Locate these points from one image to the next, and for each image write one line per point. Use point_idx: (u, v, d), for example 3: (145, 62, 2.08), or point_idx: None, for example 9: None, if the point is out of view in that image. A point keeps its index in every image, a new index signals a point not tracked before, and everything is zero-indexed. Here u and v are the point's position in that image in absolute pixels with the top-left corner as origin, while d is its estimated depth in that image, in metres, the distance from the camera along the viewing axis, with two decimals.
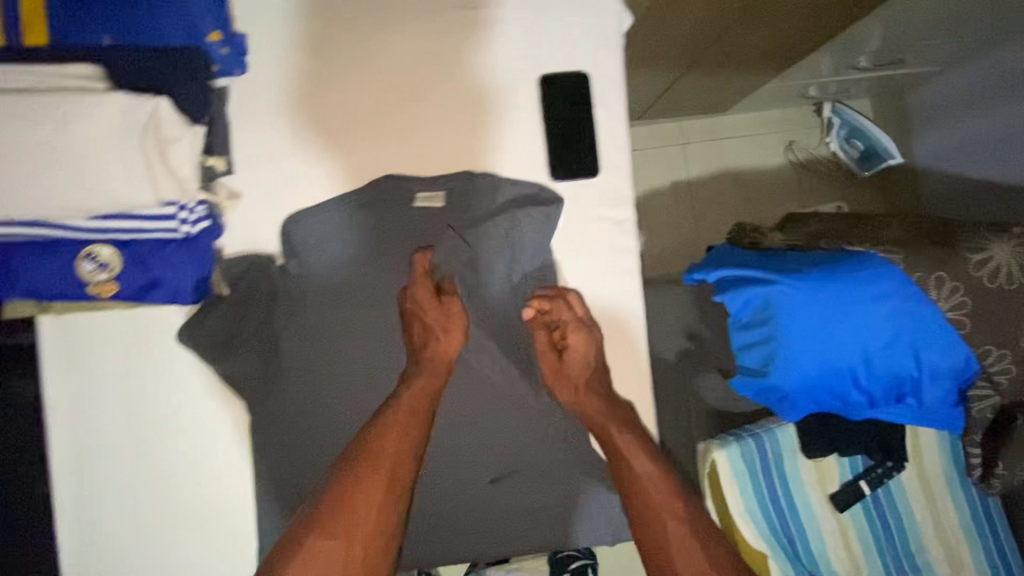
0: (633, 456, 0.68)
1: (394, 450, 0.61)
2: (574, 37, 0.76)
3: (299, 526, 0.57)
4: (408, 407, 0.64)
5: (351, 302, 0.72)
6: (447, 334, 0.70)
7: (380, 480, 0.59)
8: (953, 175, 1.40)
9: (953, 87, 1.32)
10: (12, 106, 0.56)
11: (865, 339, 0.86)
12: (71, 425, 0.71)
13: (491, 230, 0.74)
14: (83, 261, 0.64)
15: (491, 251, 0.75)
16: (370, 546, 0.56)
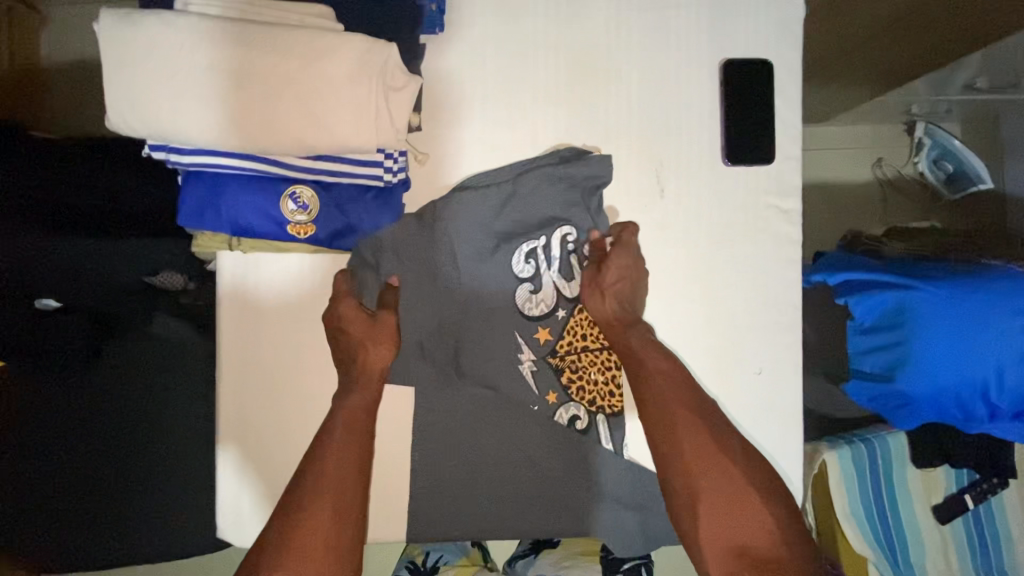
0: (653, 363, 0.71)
1: (336, 475, 0.64)
2: (759, 27, 0.77)
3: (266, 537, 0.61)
4: (349, 415, 0.68)
5: (436, 284, 0.72)
6: (375, 346, 0.69)
7: (325, 506, 0.62)
8: None
9: None
10: (261, 40, 0.57)
11: (999, 351, 0.86)
12: (239, 365, 0.71)
13: (531, 217, 0.74)
14: (287, 200, 0.64)
15: (539, 237, 0.74)
16: (325, 563, 0.60)
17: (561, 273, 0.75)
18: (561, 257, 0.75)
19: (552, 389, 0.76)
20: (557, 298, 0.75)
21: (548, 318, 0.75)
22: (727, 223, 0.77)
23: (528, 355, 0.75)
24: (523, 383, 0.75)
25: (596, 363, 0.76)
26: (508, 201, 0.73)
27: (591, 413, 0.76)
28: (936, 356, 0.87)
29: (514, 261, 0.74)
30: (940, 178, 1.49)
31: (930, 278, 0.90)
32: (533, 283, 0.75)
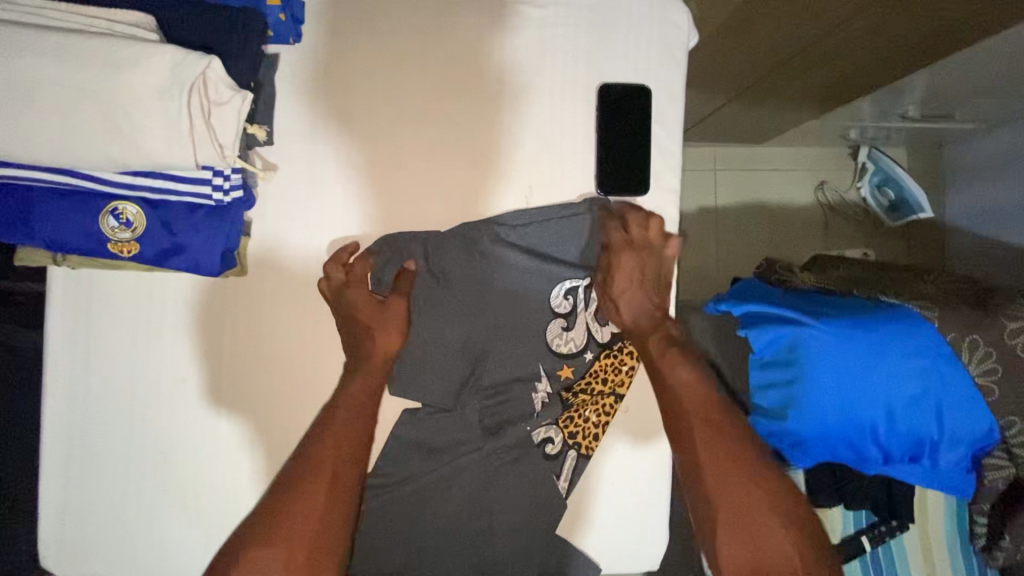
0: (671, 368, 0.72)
1: (332, 462, 0.65)
2: (637, 51, 0.74)
3: (249, 524, 0.62)
4: (353, 401, 0.69)
5: (456, 306, 0.74)
6: (386, 335, 0.71)
7: (319, 489, 0.63)
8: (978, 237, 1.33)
9: (989, 150, 1.26)
10: (54, 46, 0.53)
11: (890, 393, 0.82)
12: (71, 384, 0.70)
13: (567, 252, 0.75)
14: (107, 217, 0.61)
15: (568, 272, 0.75)
16: (312, 552, 0.60)
17: (597, 317, 0.76)
18: (599, 300, 0.76)
19: (548, 418, 0.76)
20: (588, 340, 0.77)
21: (574, 356, 0.76)
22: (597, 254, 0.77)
23: (545, 386, 0.76)
24: (529, 408, 0.76)
25: (598, 405, 0.76)
26: (552, 236, 0.74)
27: (565, 444, 0.76)
28: (829, 394, 0.83)
29: (553, 294, 0.75)
30: (883, 204, 1.49)
31: (828, 313, 0.86)
32: (567, 319, 0.76)
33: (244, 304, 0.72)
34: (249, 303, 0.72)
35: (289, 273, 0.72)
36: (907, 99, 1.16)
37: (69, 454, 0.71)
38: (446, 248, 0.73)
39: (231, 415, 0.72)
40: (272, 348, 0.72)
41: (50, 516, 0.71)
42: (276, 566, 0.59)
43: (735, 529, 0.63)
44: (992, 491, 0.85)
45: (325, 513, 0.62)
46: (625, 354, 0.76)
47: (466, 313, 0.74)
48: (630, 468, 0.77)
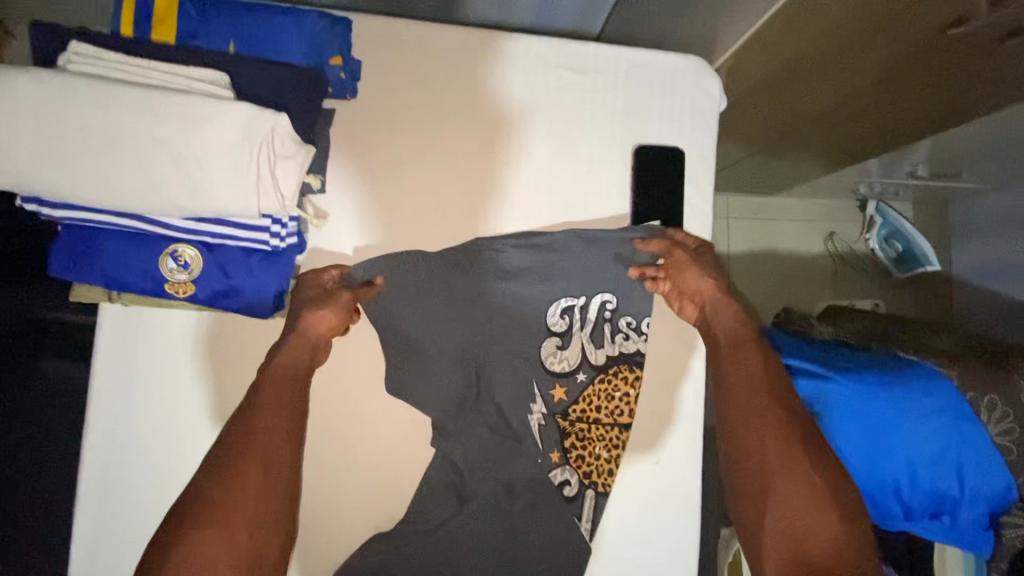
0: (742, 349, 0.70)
1: (271, 434, 0.60)
2: (670, 114, 0.80)
3: (173, 516, 0.54)
4: (284, 374, 0.65)
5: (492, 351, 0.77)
6: (321, 311, 0.68)
7: (259, 467, 0.57)
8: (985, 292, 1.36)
9: (995, 208, 1.30)
10: (137, 100, 0.56)
11: (910, 449, 0.84)
12: (112, 418, 0.71)
13: (557, 272, 0.77)
14: (166, 259, 0.63)
15: (552, 290, 0.77)
16: (257, 529, 0.55)
17: (592, 339, 0.78)
18: (595, 321, 0.78)
19: (554, 449, 0.77)
20: (582, 361, 0.78)
21: (568, 376, 0.77)
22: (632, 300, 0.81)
23: (539, 409, 0.77)
24: (529, 435, 0.76)
25: (604, 438, 0.78)
26: (541, 257, 0.76)
27: (582, 485, 0.77)
28: (854, 446, 0.85)
29: (550, 314, 0.77)
30: (892, 256, 1.55)
31: (851, 371, 0.88)
32: (562, 339, 0.77)
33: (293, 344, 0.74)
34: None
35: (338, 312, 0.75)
36: (915, 160, 1.21)
37: (106, 490, 0.71)
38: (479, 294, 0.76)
39: None
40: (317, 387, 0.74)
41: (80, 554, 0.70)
42: (220, 551, 0.52)
43: (789, 504, 0.58)
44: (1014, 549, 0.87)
45: (270, 487, 0.57)
46: (619, 378, 0.78)
47: (486, 344, 0.76)
48: (656, 517, 0.78)
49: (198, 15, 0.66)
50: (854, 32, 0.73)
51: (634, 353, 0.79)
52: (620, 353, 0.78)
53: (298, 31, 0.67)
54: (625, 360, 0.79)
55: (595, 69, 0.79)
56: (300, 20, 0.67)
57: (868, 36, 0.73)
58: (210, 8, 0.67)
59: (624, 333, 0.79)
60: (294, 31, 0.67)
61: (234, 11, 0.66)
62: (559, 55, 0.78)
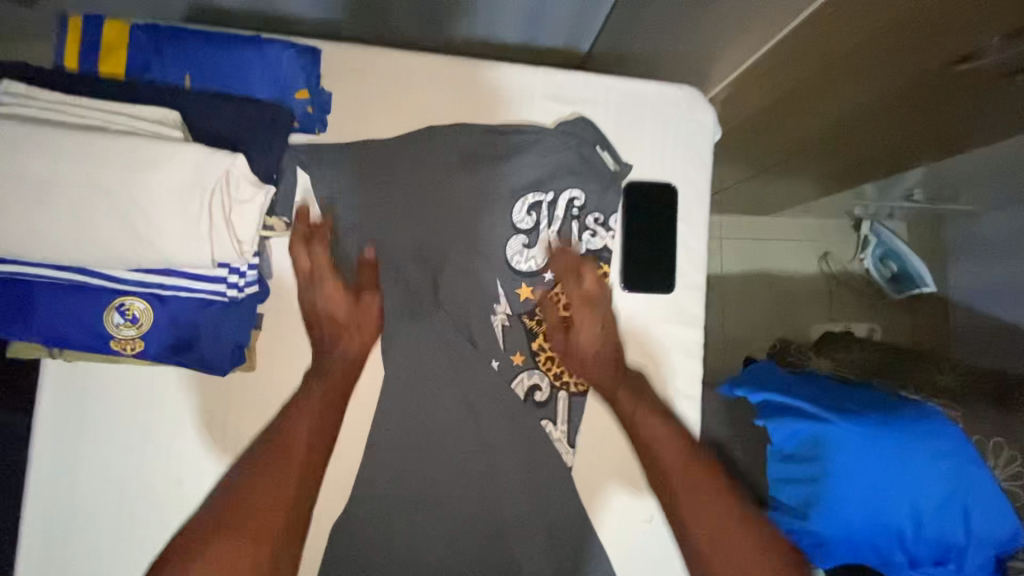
0: (646, 422, 0.66)
1: (304, 438, 0.58)
2: (661, 146, 0.75)
3: (199, 526, 0.52)
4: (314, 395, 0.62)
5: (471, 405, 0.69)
6: (358, 331, 0.65)
7: (284, 473, 0.55)
8: None
9: None
10: (73, 145, 0.51)
11: (916, 496, 0.81)
12: (55, 485, 0.65)
13: (532, 156, 0.71)
14: (112, 313, 0.57)
15: (524, 167, 0.70)
16: (279, 545, 0.52)
17: (560, 237, 0.71)
18: (563, 218, 0.71)
19: (520, 351, 0.70)
20: (549, 261, 0.71)
21: (534, 276, 0.71)
22: (623, 345, 0.73)
23: (504, 309, 0.70)
24: (490, 334, 0.70)
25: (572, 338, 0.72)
26: (512, 146, 0.71)
27: (553, 388, 0.70)
28: (852, 495, 0.83)
29: (515, 210, 0.70)
30: (887, 276, 1.52)
31: (848, 412, 0.86)
32: (528, 237, 0.71)
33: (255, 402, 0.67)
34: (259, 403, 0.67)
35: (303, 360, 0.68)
36: (915, 183, 1.19)
37: (49, 565, 0.64)
38: (457, 341, 0.69)
39: None
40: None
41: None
42: (242, 559, 0.50)
43: None
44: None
45: (296, 496, 0.55)
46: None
47: (442, 324, 0.69)
48: None
49: (150, 45, 0.61)
50: (859, 64, 0.66)
51: (603, 250, 0.72)
52: (587, 250, 0.72)
53: (260, 63, 0.62)
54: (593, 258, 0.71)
55: (583, 100, 0.74)
56: (264, 52, 0.62)
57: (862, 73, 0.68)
58: (164, 38, 0.61)
59: (591, 230, 0.72)
60: (256, 64, 0.62)
61: (191, 42, 0.61)
62: (545, 84, 0.73)
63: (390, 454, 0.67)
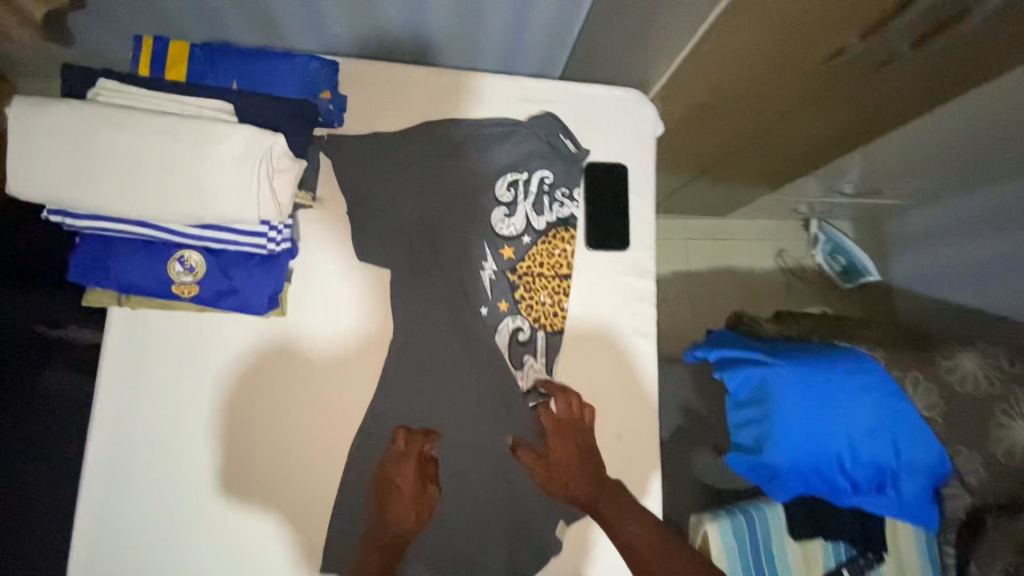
0: (623, 522, 0.71)
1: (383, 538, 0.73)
2: (615, 134, 0.92)
3: None
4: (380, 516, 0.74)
5: (466, 345, 0.82)
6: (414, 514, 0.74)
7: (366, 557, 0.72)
8: (928, 298, 1.49)
9: (931, 220, 1.46)
10: (153, 124, 0.65)
11: (852, 427, 0.95)
12: (115, 419, 0.77)
13: (508, 143, 0.86)
14: (174, 263, 0.71)
15: (502, 151, 0.86)
16: None
17: (535, 208, 0.86)
18: (537, 193, 0.86)
19: (504, 299, 0.84)
20: (526, 227, 0.86)
21: (514, 239, 0.85)
22: (589, 294, 0.87)
23: (491, 265, 0.84)
24: (479, 286, 0.84)
25: (547, 287, 0.85)
26: (492, 134, 0.86)
27: (532, 329, 0.84)
28: (797, 430, 0.96)
29: (497, 186, 0.85)
30: (837, 269, 1.67)
31: (788, 355, 1.00)
32: (509, 208, 0.85)
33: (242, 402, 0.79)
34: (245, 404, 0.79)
35: (278, 371, 0.80)
36: (846, 179, 1.37)
37: (109, 487, 0.76)
38: (452, 292, 0.83)
39: (264, 452, 0.78)
40: (264, 439, 0.79)
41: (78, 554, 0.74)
42: None
43: None
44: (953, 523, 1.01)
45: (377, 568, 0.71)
46: (558, 239, 0.86)
47: (439, 278, 0.83)
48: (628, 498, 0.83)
49: (205, 58, 0.78)
50: (763, 67, 0.84)
51: (570, 217, 0.87)
52: (556, 218, 0.87)
53: (294, 72, 0.79)
54: (563, 224, 0.87)
55: (550, 99, 0.91)
56: (297, 63, 0.80)
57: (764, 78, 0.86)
58: (216, 53, 0.78)
59: (559, 202, 0.87)
60: (291, 72, 0.79)
61: (239, 56, 0.78)
62: (518, 87, 0.90)
63: (401, 383, 0.80)
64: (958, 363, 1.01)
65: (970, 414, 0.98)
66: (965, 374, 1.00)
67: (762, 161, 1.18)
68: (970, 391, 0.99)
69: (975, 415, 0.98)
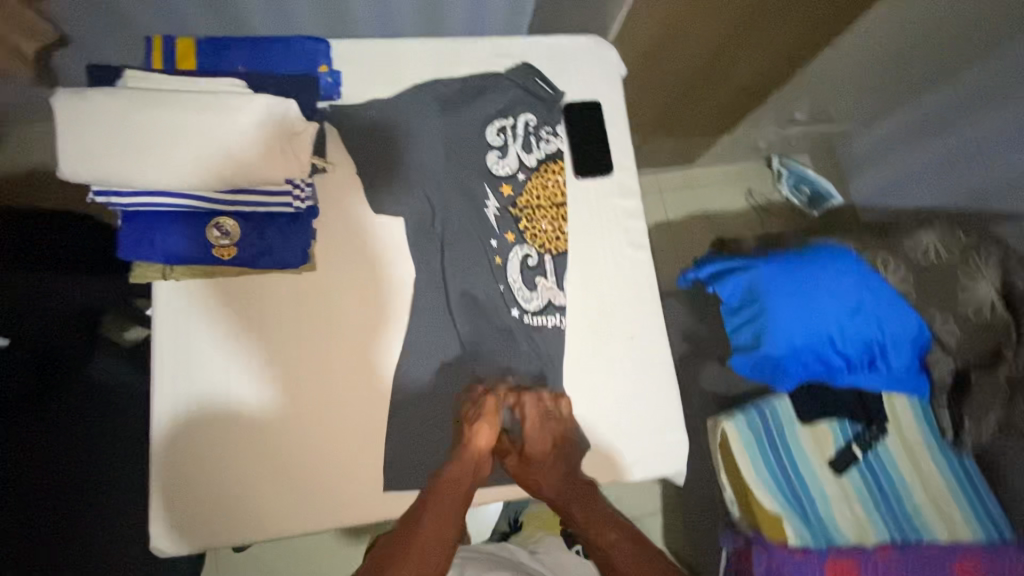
0: (604, 533, 0.84)
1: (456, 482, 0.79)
2: (585, 77, 1.02)
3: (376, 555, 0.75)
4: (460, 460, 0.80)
5: (482, 275, 0.90)
6: (486, 433, 0.80)
7: (443, 501, 0.77)
8: (892, 208, 1.63)
9: (879, 138, 1.60)
10: (182, 101, 0.73)
11: (838, 308, 1.04)
12: (169, 388, 0.81)
13: (490, 93, 0.95)
14: (212, 229, 0.79)
15: (487, 100, 0.95)
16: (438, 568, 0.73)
17: (524, 148, 0.95)
18: (524, 135, 0.95)
19: (510, 231, 0.92)
20: (519, 165, 0.94)
21: (510, 177, 0.94)
22: (585, 218, 0.97)
23: (494, 203, 0.92)
24: (486, 222, 0.91)
25: (547, 216, 0.94)
26: (475, 88, 0.95)
27: (540, 254, 0.92)
28: (790, 320, 1.04)
29: (487, 132, 0.94)
30: (803, 200, 1.75)
31: (766, 257, 1.11)
32: (501, 151, 0.94)
33: (176, 467, 0.79)
34: (177, 472, 0.79)
35: (263, 390, 0.83)
36: (798, 106, 1.49)
37: (172, 450, 0.80)
38: (465, 230, 0.91)
39: (313, 399, 0.84)
40: (296, 417, 0.83)
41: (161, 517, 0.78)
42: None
43: None
44: (944, 384, 1.11)
45: (444, 514, 0.77)
46: (549, 172, 0.96)
47: (450, 220, 0.90)
48: (653, 393, 0.91)
49: (210, 49, 0.86)
50: (700, 5, 0.94)
51: (556, 152, 0.97)
52: (545, 154, 0.96)
53: (291, 53, 0.89)
54: (551, 159, 0.96)
55: (522, 53, 1.01)
56: (293, 44, 0.89)
57: (703, 15, 0.96)
58: (218, 44, 0.86)
59: (545, 139, 0.96)
60: (289, 53, 0.88)
61: (240, 44, 0.87)
62: (493, 47, 1.00)
63: (429, 316, 0.88)
64: (921, 241, 1.12)
65: (938, 281, 1.09)
66: (927, 249, 1.12)
67: (718, 95, 1.29)
68: (934, 263, 1.11)
69: (940, 284, 1.09)
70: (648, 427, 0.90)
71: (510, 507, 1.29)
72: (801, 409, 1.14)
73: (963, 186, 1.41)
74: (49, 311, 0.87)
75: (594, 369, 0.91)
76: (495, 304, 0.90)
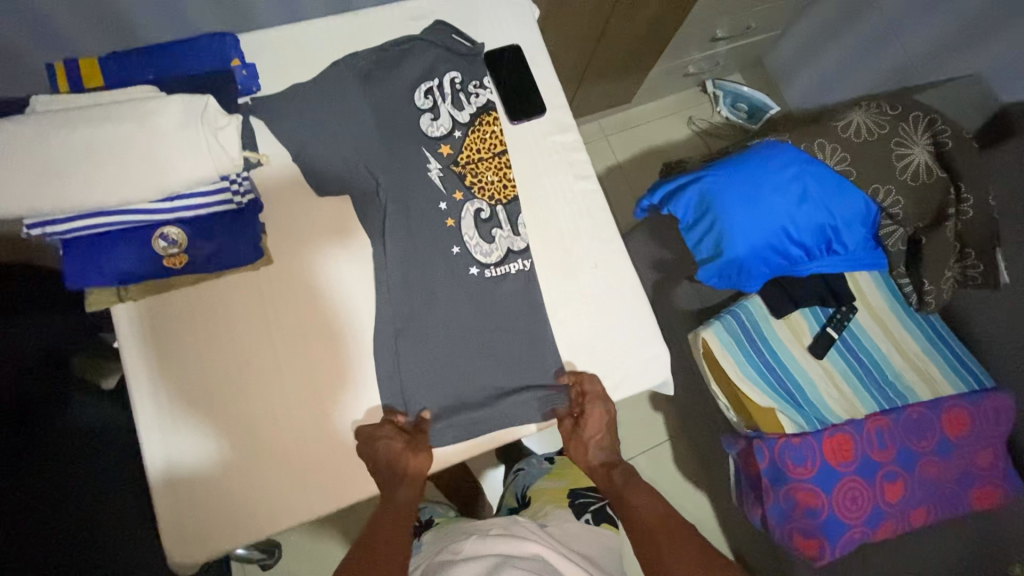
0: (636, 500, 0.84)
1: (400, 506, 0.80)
2: (500, 25, 1.03)
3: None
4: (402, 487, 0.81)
5: (440, 235, 0.91)
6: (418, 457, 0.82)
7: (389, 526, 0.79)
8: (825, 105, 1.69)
9: (804, 38, 1.68)
10: (95, 116, 0.72)
11: (785, 201, 1.08)
12: (154, 408, 0.81)
13: (408, 57, 0.95)
14: (158, 240, 0.79)
15: (407, 64, 0.95)
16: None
17: (455, 105, 0.95)
18: (452, 92, 0.95)
19: (458, 190, 0.93)
20: (453, 124, 0.95)
21: (447, 137, 0.94)
22: (528, 162, 0.98)
23: (436, 164, 0.93)
24: (431, 185, 0.92)
25: (491, 167, 0.95)
26: (393, 54, 0.95)
27: (492, 205, 0.93)
28: (744, 222, 1.07)
29: (415, 96, 0.94)
30: (743, 116, 1.76)
31: (711, 167, 1.13)
32: (433, 113, 0.94)
33: (178, 495, 0.79)
34: (178, 501, 0.79)
35: (248, 389, 0.84)
36: (717, 24, 1.52)
37: (171, 469, 0.80)
38: (413, 195, 0.91)
39: (301, 388, 0.85)
40: (286, 409, 0.84)
41: (177, 534, 0.78)
42: None
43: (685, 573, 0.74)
44: (899, 252, 1.16)
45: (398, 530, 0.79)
46: (485, 124, 0.96)
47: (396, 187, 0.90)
48: (629, 312, 0.94)
49: (115, 63, 0.84)
50: None
51: (488, 103, 0.97)
52: (476, 107, 0.96)
53: (199, 51, 0.87)
54: (484, 112, 0.97)
55: (433, 14, 1.01)
56: (199, 42, 0.87)
57: None
58: (122, 57, 0.85)
59: (473, 93, 0.97)
60: (197, 52, 0.87)
61: (144, 51, 0.85)
62: (403, 13, 1.00)
63: (396, 285, 0.88)
64: (851, 118, 1.13)
65: (876, 152, 1.11)
66: (859, 126, 1.13)
67: (636, 24, 1.31)
68: (869, 138, 1.12)
69: (877, 156, 1.11)
70: (631, 346, 0.93)
71: (517, 484, 1.31)
72: (775, 306, 1.18)
73: (888, 63, 1.51)
74: (20, 350, 0.87)
75: (567, 302, 0.93)
76: (458, 261, 0.91)
